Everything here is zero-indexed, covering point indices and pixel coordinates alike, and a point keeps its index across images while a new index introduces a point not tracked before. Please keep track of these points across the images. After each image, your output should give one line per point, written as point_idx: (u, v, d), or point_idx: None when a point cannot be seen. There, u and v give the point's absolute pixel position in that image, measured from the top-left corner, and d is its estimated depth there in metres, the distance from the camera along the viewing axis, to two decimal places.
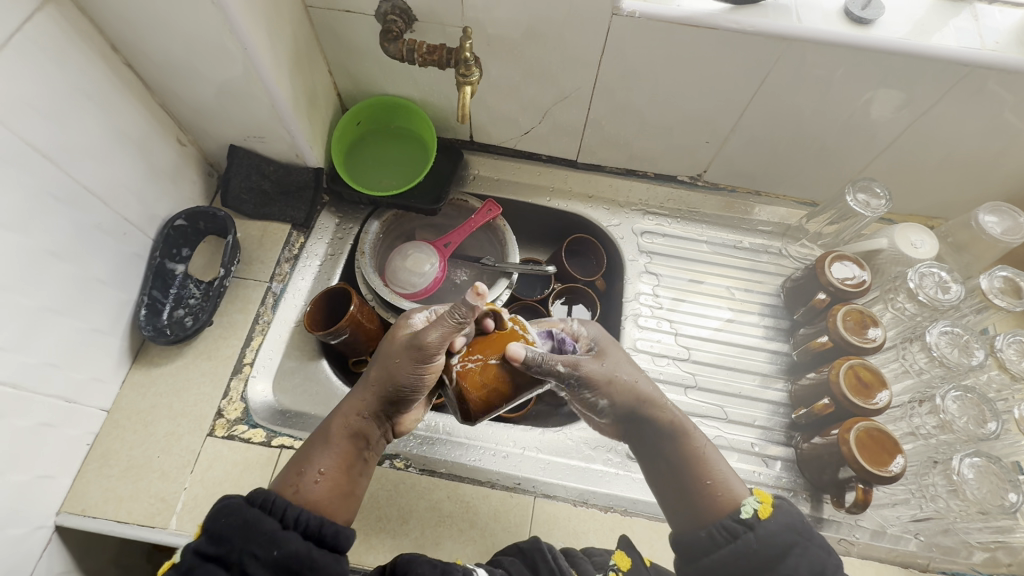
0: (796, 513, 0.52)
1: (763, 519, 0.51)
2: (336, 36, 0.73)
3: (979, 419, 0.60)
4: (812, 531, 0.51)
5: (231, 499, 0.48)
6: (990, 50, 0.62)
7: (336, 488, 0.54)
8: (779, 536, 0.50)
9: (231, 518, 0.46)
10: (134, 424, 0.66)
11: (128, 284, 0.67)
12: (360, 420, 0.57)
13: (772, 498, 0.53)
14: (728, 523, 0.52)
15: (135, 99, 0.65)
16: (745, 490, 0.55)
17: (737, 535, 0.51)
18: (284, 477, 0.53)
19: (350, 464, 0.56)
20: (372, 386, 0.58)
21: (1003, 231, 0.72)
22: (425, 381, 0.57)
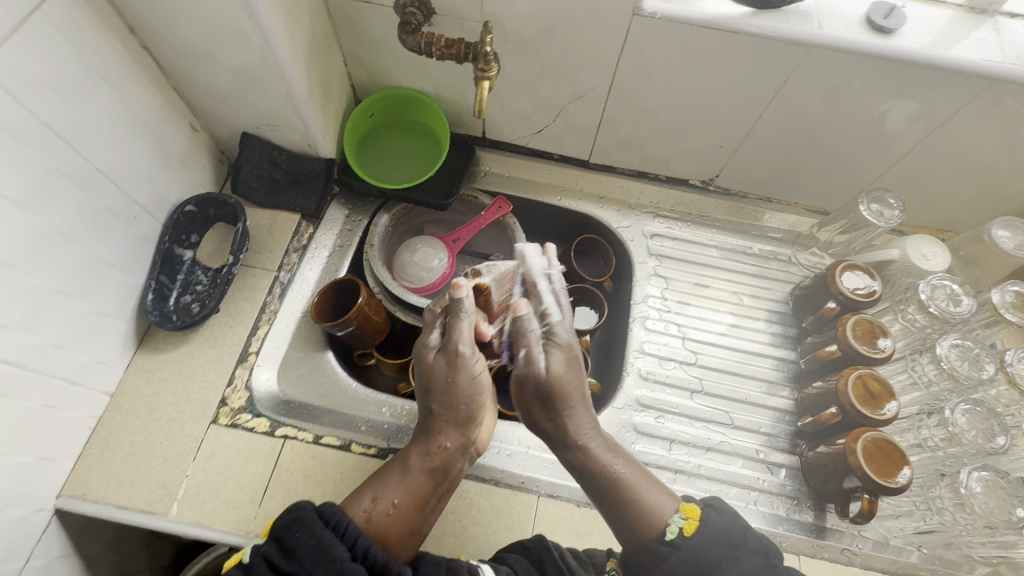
0: (723, 522, 0.50)
1: (689, 536, 0.50)
2: (353, 27, 0.73)
3: (988, 433, 0.60)
4: (745, 536, 0.50)
5: (308, 510, 0.47)
6: (1011, 63, 0.62)
7: (404, 524, 0.52)
8: (709, 553, 0.49)
9: (306, 536, 0.45)
10: (138, 410, 0.66)
11: (136, 268, 0.67)
12: (440, 452, 0.56)
13: (700, 512, 0.52)
14: (654, 545, 0.50)
15: (150, 82, 0.65)
16: (672, 507, 0.52)
17: (665, 557, 0.49)
18: (354, 508, 0.52)
19: (422, 497, 0.54)
20: (442, 415, 0.57)
21: (1016, 246, 0.72)
22: (482, 390, 0.58)
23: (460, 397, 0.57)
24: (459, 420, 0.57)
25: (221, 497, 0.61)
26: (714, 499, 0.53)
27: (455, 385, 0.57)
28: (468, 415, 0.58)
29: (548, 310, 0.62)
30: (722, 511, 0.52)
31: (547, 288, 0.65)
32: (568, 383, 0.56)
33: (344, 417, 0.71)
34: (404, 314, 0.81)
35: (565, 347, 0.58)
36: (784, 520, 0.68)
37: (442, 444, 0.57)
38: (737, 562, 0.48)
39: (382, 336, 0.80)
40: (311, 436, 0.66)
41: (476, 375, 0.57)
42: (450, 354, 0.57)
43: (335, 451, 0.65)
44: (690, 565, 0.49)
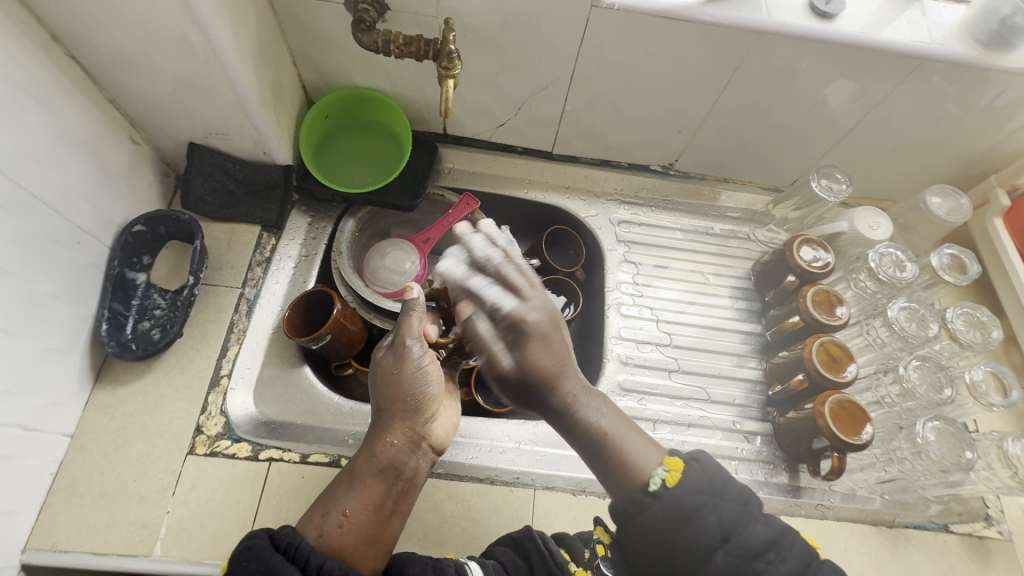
0: (705, 472, 0.48)
1: (671, 487, 0.47)
2: (302, 25, 0.70)
3: (936, 385, 0.65)
4: (726, 487, 0.48)
5: (258, 538, 0.46)
6: (938, 43, 0.67)
7: (358, 534, 0.49)
8: (688, 502, 0.46)
9: (252, 564, 0.44)
10: (105, 449, 0.62)
11: (85, 297, 0.62)
12: (389, 449, 0.54)
13: (683, 465, 0.49)
14: (638, 496, 0.47)
15: (81, 94, 0.59)
16: (656, 459, 0.49)
17: (647, 506, 0.47)
18: (305, 526, 0.49)
19: (375, 503, 0.51)
20: (389, 409, 0.56)
21: (948, 211, 0.78)
22: (429, 380, 0.58)
23: (405, 389, 0.57)
24: (407, 413, 0.56)
25: (208, 529, 0.59)
26: (698, 452, 0.50)
27: (402, 375, 0.57)
28: (416, 408, 0.57)
29: (497, 301, 0.56)
30: (705, 461, 0.49)
31: (483, 282, 0.58)
32: (549, 369, 0.52)
33: (329, 433, 0.69)
34: (380, 321, 0.79)
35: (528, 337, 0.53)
36: (762, 483, 0.73)
37: (391, 441, 0.55)
38: (716, 510, 0.46)
39: (360, 345, 0.78)
40: (298, 456, 0.64)
41: (422, 367, 0.58)
42: (398, 348, 0.59)
43: (325, 468, 0.64)
44: (672, 517, 0.46)
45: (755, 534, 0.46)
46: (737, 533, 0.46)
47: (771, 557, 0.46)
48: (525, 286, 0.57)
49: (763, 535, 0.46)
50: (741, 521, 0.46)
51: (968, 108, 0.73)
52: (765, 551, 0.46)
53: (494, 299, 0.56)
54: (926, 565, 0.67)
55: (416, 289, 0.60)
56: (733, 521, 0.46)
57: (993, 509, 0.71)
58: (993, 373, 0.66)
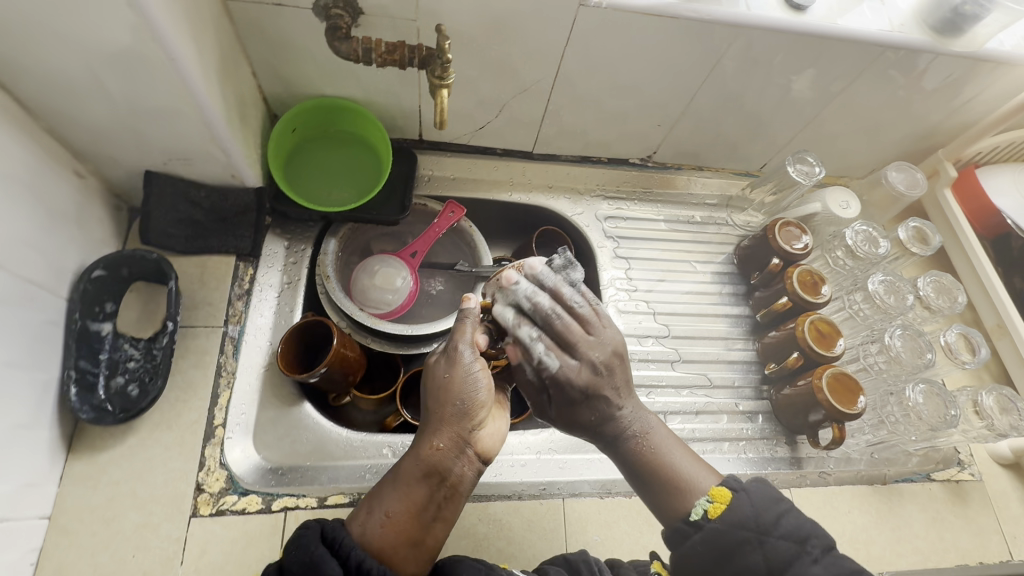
0: (752, 507, 0.52)
1: (713, 518, 0.52)
2: (264, 33, 0.63)
3: (918, 351, 0.70)
4: (777, 522, 0.51)
5: (307, 532, 0.48)
6: (898, 30, 0.71)
7: (399, 535, 0.50)
8: (733, 538, 0.51)
9: (298, 554, 0.46)
10: (92, 525, 0.55)
11: (45, 360, 0.54)
12: (434, 454, 0.53)
13: (728, 497, 0.53)
14: (681, 525, 0.54)
15: (14, 128, 0.51)
16: (705, 487, 0.55)
17: (688, 536, 0.53)
18: (353, 522, 0.51)
19: (418, 506, 0.51)
20: (437, 413, 0.55)
21: (906, 187, 0.85)
22: (476, 386, 0.55)
23: (453, 394, 0.55)
24: (454, 419, 0.54)
25: None
26: (747, 483, 0.54)
27: (450, 380, 0.55)
28: (464, 413, 0.54)
29: (544, 359, 0.60)
30: (755, 495, 0.53)
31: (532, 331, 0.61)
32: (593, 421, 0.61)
33: (342, 471, 0.65)
34: (378, 343, 0.75)
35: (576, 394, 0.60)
36: (769, 460, 0.76)
37: (436, 446, 0.53)
38: (763, 545, 0.50)
39: (360, 372, 0.73)
40: (314, 501, 0.60)
41: (471, 372, 0.56)
42: (449, 353, 0.57)
43: (347, 509, 0.60)
44: (715, 549, 0.51)
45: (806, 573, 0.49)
46: (786, 571, 0.49)
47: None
48: (576, 339, 0.61)
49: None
50: (791, 558, 0.50)
51: (921, 90, 0.78)
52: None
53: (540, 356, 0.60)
54: (917, 514, 0.73)
55: (473, 302, 0.59)
56: (782, 559, 0.50)
57: (964, 454, 0.79)
58: (962, 334, 0.72)
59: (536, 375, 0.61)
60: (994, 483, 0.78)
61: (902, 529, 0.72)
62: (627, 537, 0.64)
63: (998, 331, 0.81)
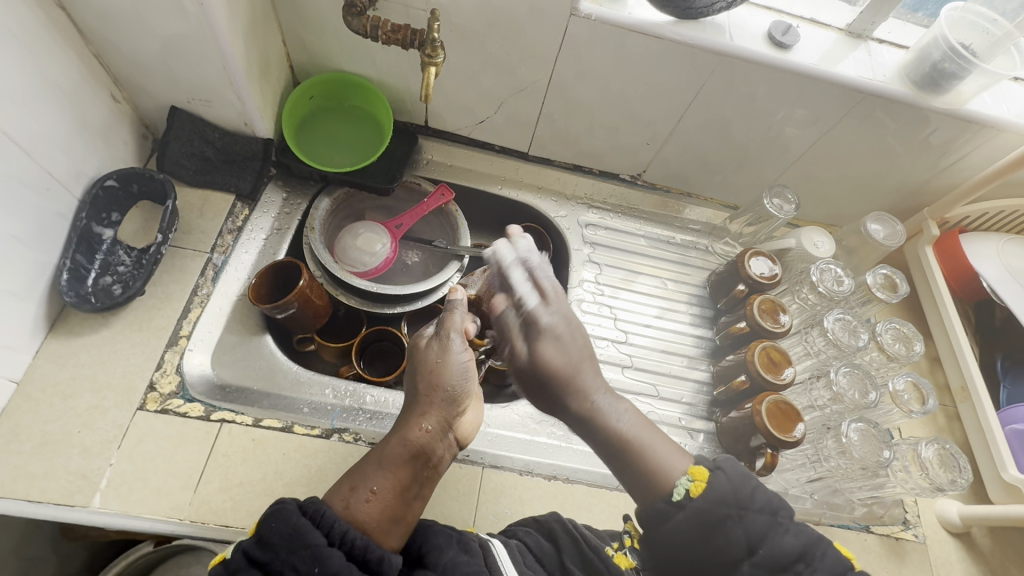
0: (729, 484, 0.54)
1: (694, 497, 0.54)
2: (293, 4, 0.72)
3: (863, 389, 0.70)
4: (752, 497, 0.54)
5: (287, 503, 0.48)
6: (879, 80, 0.74)
7: (384, 512, 0.51)
8: (713, 512, 0.53)
9: (280, 524, 0.46)
10: (51, 398, 0.61)
11: (47, 245, 0.62)
12: (422, 434, 0.57)
13: (706, 474, 0.56)
14: (662, 505, 0.55)
15: (67, 46, 0.60)
16: (683, 469, 0.57)
17: (672, 515, 0.55)
18: (333, 498, 0.52)
19: (403, 484, 0.53)
20: (427, 394, 0.60)
21: (885, 237, 0.85)
22: (466, 376, 0.62)
23: (445, 378, 0.61)
24: (442, 403, 0.59)
25: (151, 485, 0.59)
26: (723, 462, 0.57)
27: (443, 365, 0.62)
28: (451, 398, 0.61)
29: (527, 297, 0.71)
30: (731, 474, 0.55)
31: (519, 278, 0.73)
32: (560, 366, 0.65)
33: (285, 400, 0.70)
34: (348, 298, 0.80)
35: (546, 329, 0.68)
36: None
37: (423, 427, 0.58)
38: (744, 520, 0.53)
39: (324, 320, 0.79)
40: (250, 419, 0.64)
41: (462, 362, 0.63)
42: (442, 340, 0.64)
43: (277, 433, 0.64)
44: (696, 524, 0.53)
45: (783, 545, 0.52)
46: (764, 544, 0.52)
47: (801, 568, 0.51)
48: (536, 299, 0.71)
49: (792, 547, 0.52)
50: (768, 531, 0.53)
51: (905, 143, 0.80)
52: (793, 561, 0.51)
53: (523, 293, 0.72)
54: None
55: (462, 289, 0.68)
56: (759, 533, 0.53)
57: (910, 514, 0.76)
58: (913, 384, 0.71)
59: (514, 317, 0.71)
60: (938, 549, 0.74)
61: None
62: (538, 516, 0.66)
63: (961, 393, 0.80)
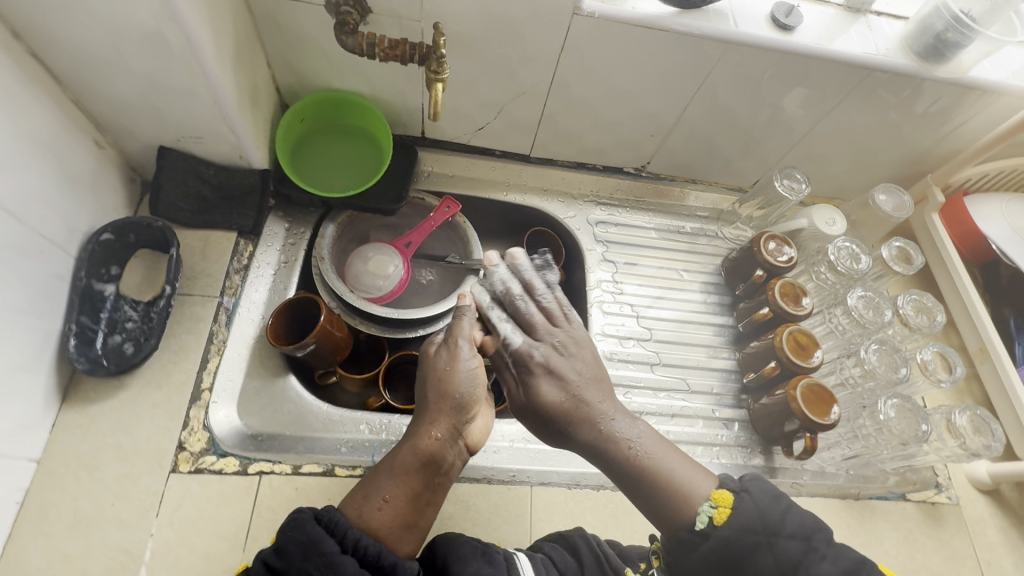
0: (756, 509, 0.54)
1: (719, 525, 0.54)
2: (278, 25, 0.68)
3: (893, 366, 0.72)
4: (783, 521, 0.54)
5: (303, 514, 0.50)
6: (883, 54, 0.72)
7: (396, 519, 0.52)
8: (742, 542, 0.53)
9: (297, 535, 0.48)
10: (76, 472, 0.58)
11: (49, 312, 0.58)
12: (432, 442, 0.57)
13: (732, 498, 0.55)
14: (687, 534, 0.55)
15: (44, 97, 0.56)
16: (706, 491, 0.56)
17: (698, 544, 0.54)
18: (348, 506, 0.53)
19: (414, 492, 0.54)
20: (436, 402, 0.59)
21: (893, 208, 0.86)
22: (475, 382, 0.61)
23: (453, 387, 0.60)
24: (450, 411, 0.59)
25: (197, 550, 0.56)
26: (749, 484, 0.56)
27: (451, 373, 0.60)
28: (461, 405, 0.60)
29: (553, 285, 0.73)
30: (757, 497, 0.55)
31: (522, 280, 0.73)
32: (559, 402, 0.61)
33: (320, 442, 0.67)
34: (366, 326, 0.78)
35: (535, 364, 0.64)
36: (742, 467, 0.77)
37: (433, 435, 0.57)
38: (774, 547, 0.53)
39: (345, 352, 0.76)
40: (288, 468, 0.62)
41: (471, 369, 0.61)
42: (449, 346, 0.62)
43: (319, 478, 0.62)
44: (722, 552, 0.53)
45: (818, 573, 0.52)
46: (798, 573, 0.52)
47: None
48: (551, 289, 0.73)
49: (830, 574, 0.52)
50: (801, 557, 0.53)
51: (909, 114, 0.80)
52: None
53: (507, 333, 0.68)
54: (890, 532, 0.73)
55: (469, 296, 0.65)
56: (793, 560, 0.53)
57: (942, 477, 0.79)
58: (940, 353, 0.73)
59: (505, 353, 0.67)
60: (971, 508, 0.77)
61: (874, 545, 0.71)
62: (591, 528, 0.65)
63: (980, 355, 0.82)
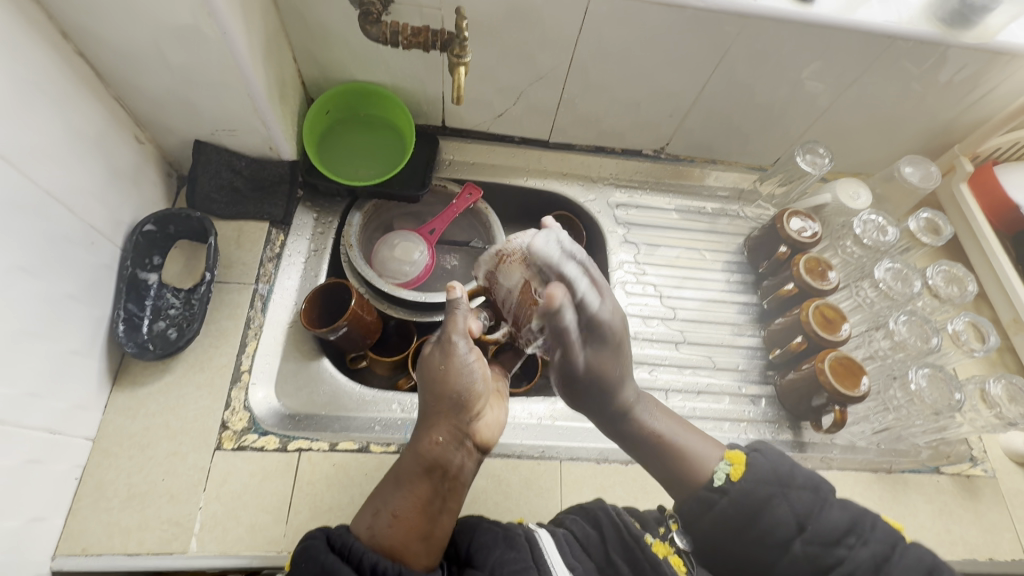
0: (768, 464, 0.55)
1: (736, 481, 0.54)
2: (303, 19, 0.70)
3: (923, 336, 0.71)
4: (794, 472, 0.54)
5: (313, 541, 0.50)
6: (907, 22, 0.71)
7: (409, 532, 0.51)
8: (758, 493, 0.53)
9: (309, 563, 0.47)
10: (129, 450, 0.61)
11: (99, 298, 0.61)
12: (435, 448, 0.55)
13: (744, 456, 0.56)
14: (704, 492, 0.55)
15: (89, 93, 0.59)
16: (717, 455, 0.57)
17: (716, 502, 0.54)
18: (360, 527, 0.53)
19: (425, 502, 0.53)
20: (436, 408, 0.57)
21: (919, 179, 0.85)
22: (473, 377, 0.57)
23: (450, 387, 0.57)
24: (450, 411, 0.56)
25: (244, 523, 0.59)
26: (759, 444, 0.57)
27: (446, 373, 0.57)
28: (460, 405, 0.57)
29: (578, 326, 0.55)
30: (767, 454, 0.56)
31: (579, 272, 0.54)
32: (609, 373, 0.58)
33: (354, 421, 0.69)
34: (395, 310, 0.80)
35: (606, 333, 0.56)
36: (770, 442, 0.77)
37: (435, 439, 0.55)
38: (787, 497, 0.52)
39: (374, 336, 0.78)
40: (326, 444, 0.64)
41: (468, 364, 0.58)
42: (442, 345, 0.58)
43: (355, 455, 0.64)
44: (740, 509, 0.53)
45: (829, 519, 0.51)
46: (811, 521, 0.51)
47: (852, 541, 0.50)
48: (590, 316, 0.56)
49: (840, 521, 0.51)
50: (814, 507, 0.52)
51: (934, 84, 0.79)
52: (843, 535, 0.51)
53: (584, 292, 0.53)
54: (923, 505, 0.72)
55: (458, 290, 0.58)
56: (806, 510, 0.52)
57: (976, 450, 0.77)
58: (971, 323, 0.73)
59: (577, 317, 0.54)
60: (1008, 480, 0.75)
61: (907, 518, 0.71)
62: (621, 501, 0.66)
63: (1014, 326, 0.81)
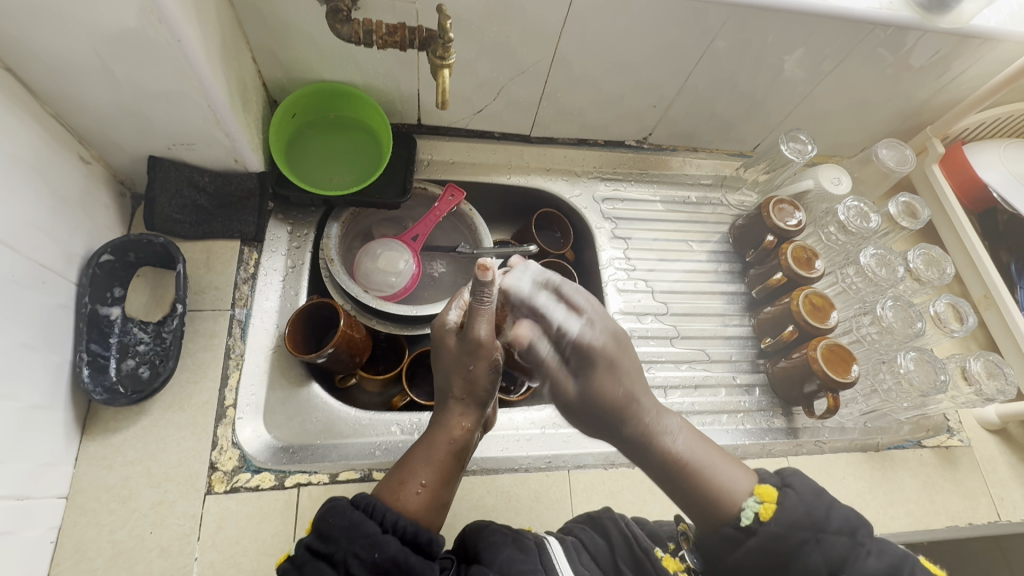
0: (802, 506, 0.49)
1: (765, 521, 0.49)
2: (262, 17, 0.63)
3: (908, 320, 0.74)
4: (829, 515, 0.49)
5: (338, 501, 0.48)
6: (887, 8, 0.70)
7: (434, 503, 0.52)
8: (789, 537, 0.48)
9: (336, 519, 0.46)
10: (109, 504, 0.56)
11: (58, 342, 0.55)
12: (461, 432, 0.55)
13: (774, 493, 0.51)
14: (729, 530, 0.50)
15: (20, 113, 0.52)
16: (746, 487, 0.51)
17: (741, 543, 0.49)
18: (383, 492, 0.51)
19: (448, 475, 0.54)
20: (462, 393, 0.56)
21: (895, 162, 0.87)
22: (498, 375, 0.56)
23: (479, 381, 0.55)
24: (477, 399, 0.56)
25: (245, 569, 0.55)
26: (791, 479, 0.52)
27: (478, 371, 0.55)
28: (484, 397, 0.57)
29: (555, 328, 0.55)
30: (803, 492, 0.50)
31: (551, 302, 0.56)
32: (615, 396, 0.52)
33: (353, 448, 0.66)
34: (383, 325, 0.76)
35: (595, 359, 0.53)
36: (766, 430, 0.79)
37: (462, 424, 0.55)
38: (822, 544, 0.48)
39: (364, 355, 0.73)
40: (326, 477, 0.61)
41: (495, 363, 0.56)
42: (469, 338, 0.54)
43: (359, 484, 0.61)
44: (767, 550, 0.48)
45: (866, 569, 0.46)
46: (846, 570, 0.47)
47: None
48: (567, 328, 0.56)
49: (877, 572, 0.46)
50: (848, 554, 0.47)
51: (910, 69, 0.80)
52: None
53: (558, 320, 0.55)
54: (909, 479, 0.75)
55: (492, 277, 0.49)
56: (840, 557, 0.47)
57: (953, 422, 0.82)
58: (951, 305, 0.76)
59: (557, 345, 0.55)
60: (982, 448, 0.80)
61: (896, 493, 0.74)
62: (631, 505, 0.66)
63: (984, 302, 0.84)
